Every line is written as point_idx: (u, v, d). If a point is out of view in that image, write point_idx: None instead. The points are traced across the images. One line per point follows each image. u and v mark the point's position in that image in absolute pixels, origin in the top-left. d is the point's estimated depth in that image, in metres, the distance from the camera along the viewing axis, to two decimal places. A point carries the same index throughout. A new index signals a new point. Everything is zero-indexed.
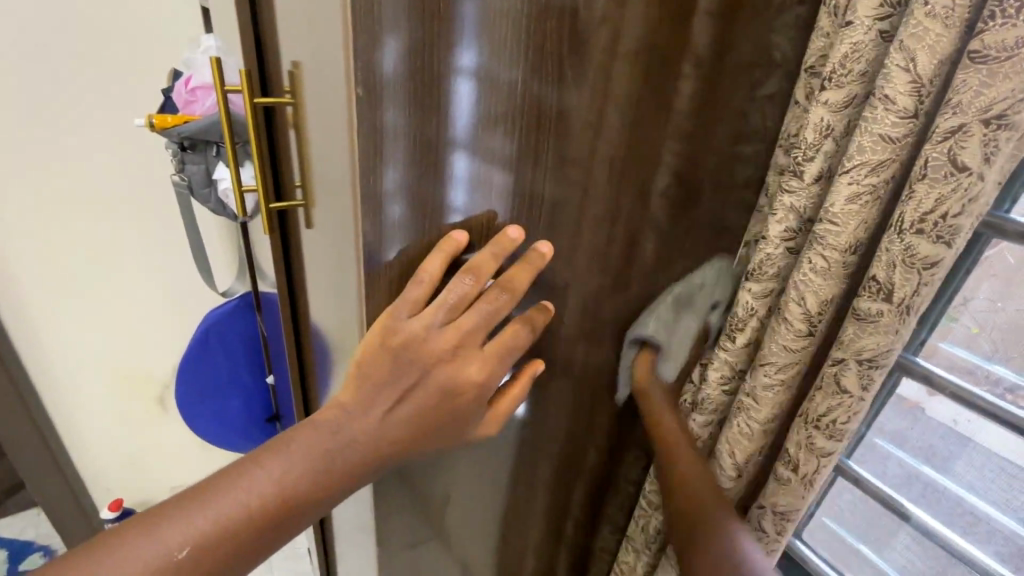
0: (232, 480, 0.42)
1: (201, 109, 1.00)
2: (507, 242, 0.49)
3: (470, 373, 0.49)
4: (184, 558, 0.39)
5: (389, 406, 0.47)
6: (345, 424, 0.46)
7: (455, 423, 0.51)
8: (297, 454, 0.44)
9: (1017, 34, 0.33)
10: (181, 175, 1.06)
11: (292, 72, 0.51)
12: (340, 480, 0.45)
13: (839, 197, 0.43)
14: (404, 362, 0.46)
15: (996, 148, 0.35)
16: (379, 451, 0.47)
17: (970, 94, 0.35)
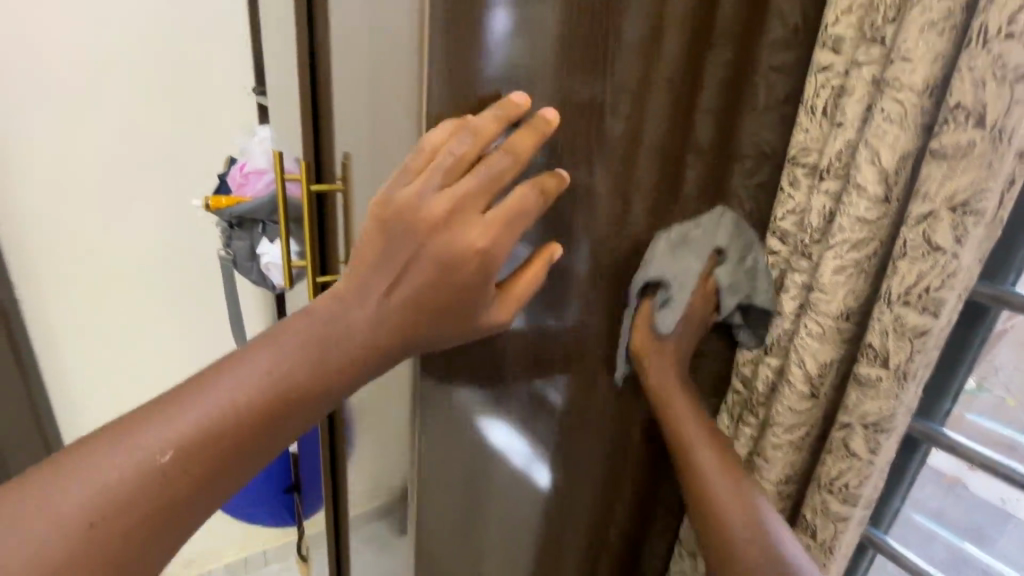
0: (216, 378, 0.39)
1: (252, 191, 1.13)
2: (512, 102, 0.42)
3: (469, 242, 0.42)
4: (166, 463, 0.36)
5: (383, 290, 0.42)
6: (337, 313, 0.42)
7: (459, 306, 0.44)
8: (282, 349, 0.40)
9: (970, 136, 0.38)
10: (228, 251, 1.17)
11: (342, 163, 0.58)
12: (335, 373, 0.41)
13: (827, 269, 0.47)
14: (393, 239, 0.42)
15: (966, 231, 0.40)
16: (379, 339, 0.43)
17: (936, 185, 0.40)
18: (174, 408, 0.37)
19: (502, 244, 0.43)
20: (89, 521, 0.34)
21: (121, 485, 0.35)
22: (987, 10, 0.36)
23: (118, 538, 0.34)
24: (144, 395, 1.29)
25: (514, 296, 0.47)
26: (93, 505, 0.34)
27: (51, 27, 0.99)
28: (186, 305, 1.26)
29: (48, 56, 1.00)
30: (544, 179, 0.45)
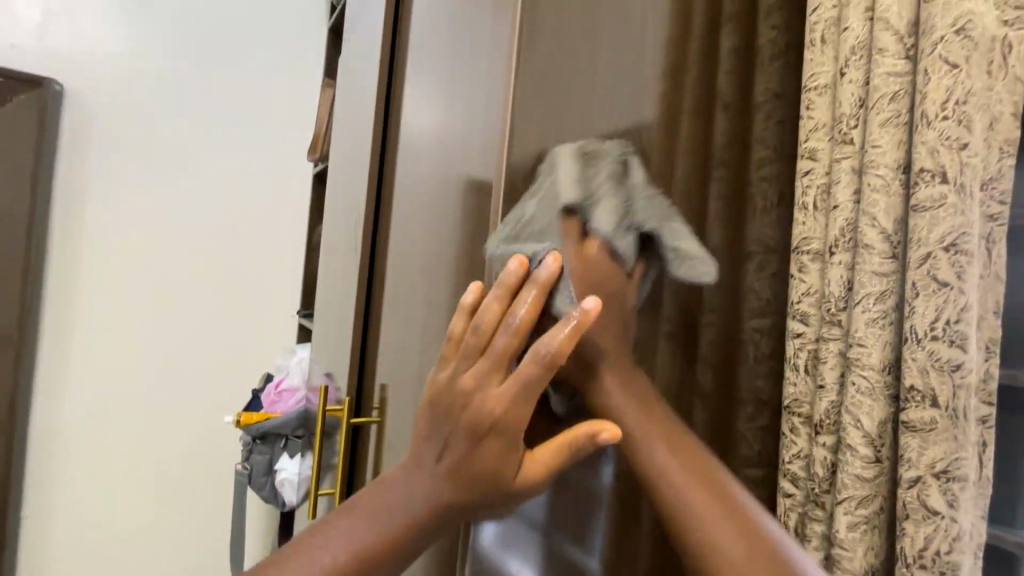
0: (307, 544, 0.43)
1: (283, 407, 1.23)
2: (504, 282, 0.45)
3: (490, 411, 0.43)
4: None
5: (435, 462, 0.45)
6: (406, 484, 0.45)
7: (496, 475, 0.44)
8: (362, 522, 0.44)
9: (931, 413, 0.46)
10: (247, 464, 1.21)
11: (381, 391, 0.79)
12: (401, 543, 0.44)
13: (841, 525, 0.51)
14: (442, 416, 0.45)
15: (955, 495, 0.45)
16: (442, 506, 0.44)
17: (916, 452, 0.46)
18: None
19: (517, 414, 0.43)
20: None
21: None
22: (912, 317, 0.47)
23: None
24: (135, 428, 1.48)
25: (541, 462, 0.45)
26: None
27: (114, 66, 1.43)
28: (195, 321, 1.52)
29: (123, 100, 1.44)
30: (550, 337, 0.43)
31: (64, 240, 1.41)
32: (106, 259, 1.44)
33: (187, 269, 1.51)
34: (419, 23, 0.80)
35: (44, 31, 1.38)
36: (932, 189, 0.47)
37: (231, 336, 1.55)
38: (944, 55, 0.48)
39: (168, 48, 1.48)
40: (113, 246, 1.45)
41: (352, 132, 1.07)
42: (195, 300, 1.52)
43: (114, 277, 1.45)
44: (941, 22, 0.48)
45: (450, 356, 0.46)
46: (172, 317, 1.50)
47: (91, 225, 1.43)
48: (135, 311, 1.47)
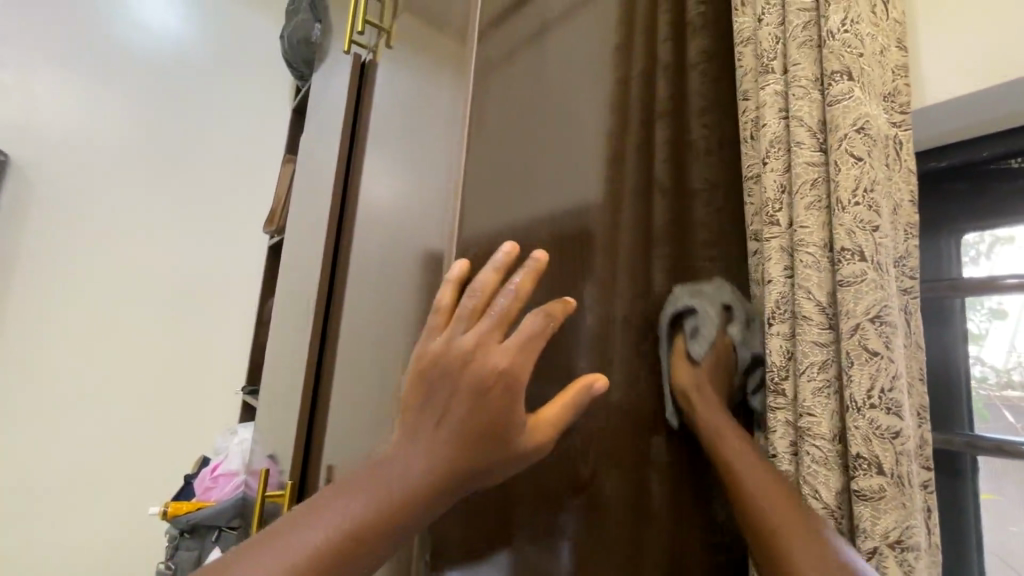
0: (295, 522, 0.38)
1: (217, 494, 1.13)
2: (500, 253, 0.44)
3: (496, 366, 0.42)
4: None
5: (433, 425, 0.42)
6: (401, 452, 0.42)
7: (501, 432, 0.43)
8: (359, 491, 0.40)
9: (879, 480, 0.47)
10: (171, 563, 1.10)
11: (327, 473, 0.74)
12: (408, 508, 0.40)
13: None
14: (438, 379, 0.42)
15: (911, 565, 0.46)
16: (449, 466, 0.42)
17: (869, 522, 0.47)
18: (248, 556, 0.36)
19: (527, 372, 0.43)
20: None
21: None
22: (850, 386, 0.49)
23: None
24: (51, 507, 1.31)
25: (547, 422, 0.47)
26: None
27: (73, 132, 1.42)
28: (136, 384, 1.42)
29: (81, 159, 1.42)
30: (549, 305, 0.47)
31: None
32: (34, 329, 1.34)
33: (132, 330, 1.43)
34: (379, 109, 0.84)
35: None
36: (854, 266, 0.51)
37: (176, 400, 1.46)
38: (848, 149, 0.54)
39: (135, 114, 1.49)
40: (47, 310, 1.35)
41: (308, 206, 1.08)
42: (129, 374, 1.42)
43: (36, 351, 1.33)
44: (843, 121, 0.55)
45: (445, 324, 0.44)
46: (111, 379, 1.40)
47: (28, 284, 1.34)
48: (56, 386, 1.34)
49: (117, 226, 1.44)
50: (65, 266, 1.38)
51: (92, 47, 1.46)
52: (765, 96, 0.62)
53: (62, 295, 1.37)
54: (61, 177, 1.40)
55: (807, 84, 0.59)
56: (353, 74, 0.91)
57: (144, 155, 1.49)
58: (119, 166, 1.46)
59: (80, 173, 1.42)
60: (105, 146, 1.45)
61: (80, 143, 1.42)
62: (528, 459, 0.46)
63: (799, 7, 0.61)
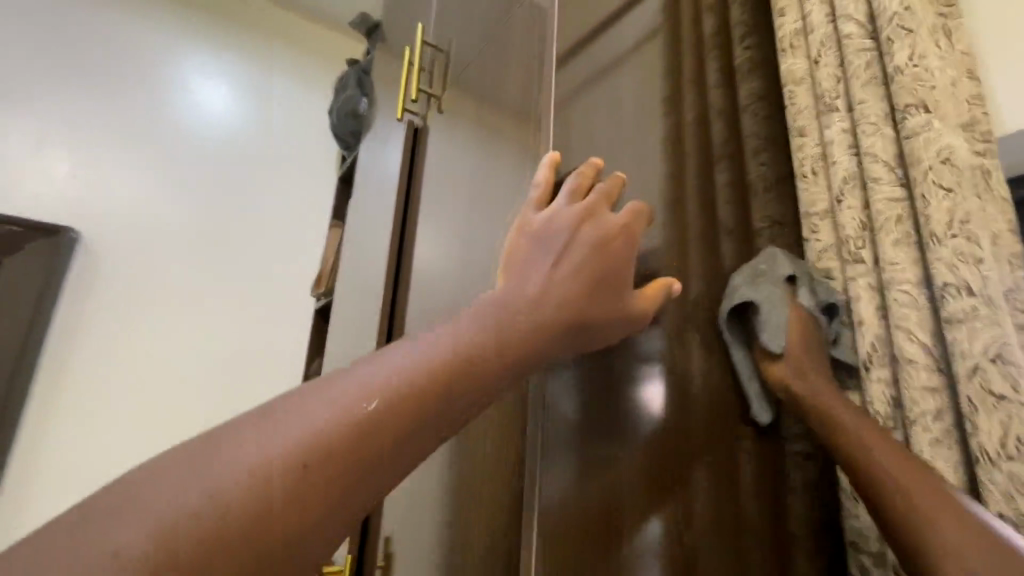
0: (413, 339, 0.41)
1: None
2: (596, 159, 0.54)
3: (611, 225, 0.50)
4: (376, 409, 0.36)
5: (546, 270, 0.46)
6: (513, 294, 0.45)
7: (607, 279, 0.49)
8: (474, 318, 0.43)
9: None
10: None
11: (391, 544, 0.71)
12: (526, 334, 0.43)
13: None
14: (551, 234, 0.48)
15: None
16: (563, 307, 0.46)
17: None
18: (360, 368, 0.38)
19: (636, 233, 0.50)
20: (301, 463, 0.33)
21: (329, 430, 0.34)
22: (976, 438, 0.45)
23: (333, 478, 0.33)
24: None
25: (649, 296, 0.53)
26: (312, 443, 0.33)
27: (137, 208, 1.49)
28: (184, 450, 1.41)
29: (144, 232, 1.49)
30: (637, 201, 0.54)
31: (52, 377, 1.32)
32: (90, 398, 1.34)
33: (185, 397, 1.44)
34: (433, 181, 0.89)
35: (67, 185, 1.43)
36: (962, 302, 0.48)
37: None
38: (935, 180, 0.52)
39: (195, 190, 1.57)
40: (103, 380, 1.37)
41: (359, 273, 1.10)
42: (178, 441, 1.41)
43: (92, 421, 1.34)
44: (925, 154, 0.53)
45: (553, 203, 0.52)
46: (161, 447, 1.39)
47: (86, 354, 1.36)
48: (110, 456, 1.33)
49: (173, 295, 1.48)
50: (123, 335, 1.40)
51: (160, 135, 1.56)
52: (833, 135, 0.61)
53: (118, 364, 1.39)
54: (125, 250, 1.45)
55: (876, 120, 0.58)
56: (406, 146, 0.95)
57: (201, 227, 1.56)
58: (179, 237, 1.52)
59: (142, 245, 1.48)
60: (166, 220, 1.52)
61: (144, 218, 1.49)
62: (632, 321, 0.51)
63: (857, 48, 0.62)
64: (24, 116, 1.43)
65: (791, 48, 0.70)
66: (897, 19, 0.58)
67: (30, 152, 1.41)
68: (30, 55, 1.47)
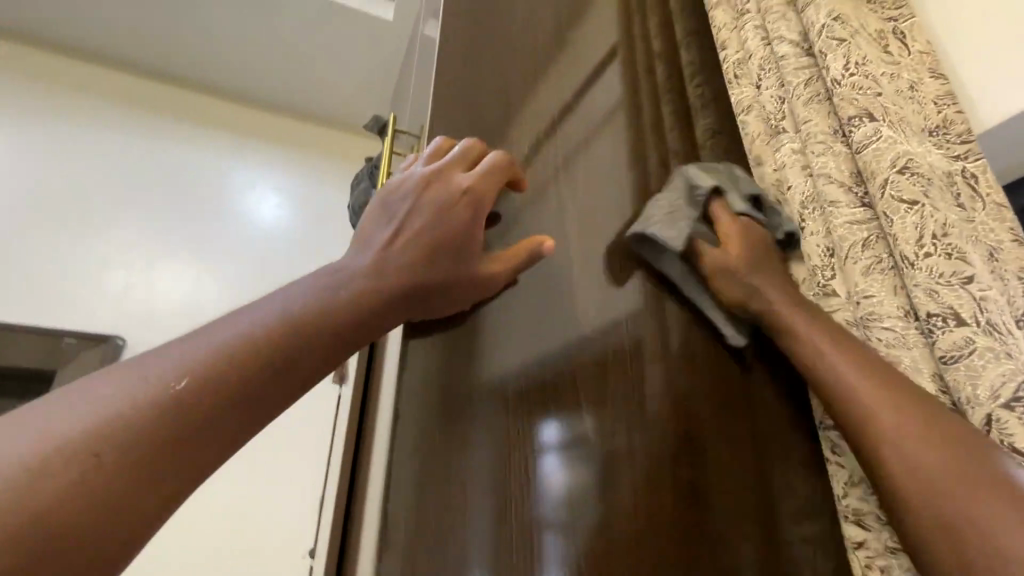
0: (226, 318, 0.38)
1: None
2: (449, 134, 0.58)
3: (461, 182, 0.52)
4: (189, 384, 0.32)
5: (393, 238, 0.48)
6: (365, 263, 0.46)
7: (454, 241, 0.50)
8: (307, 294, 0.41)
9: None
10: None
11: None
12: (380, 299, 0.44)
13: None
14: (402, 201, 0.50)
15: None
16: (418, 272, 0.47)
17: None
18: (164, 351, 0.34)
19: (488, 187, 0.52)
20: (94, 452, 0.28)
21: (136, 413, 0.30)
22: None
23: (158, 459, 0.30)
24: None
25: (509, 258, 0.54)
26: (114, 430, 0.29)
27: (179, 309, 1.58)
28: None
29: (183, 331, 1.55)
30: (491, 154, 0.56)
31: None
32: None
33: None
34: None
35: (118, 297, 1.54)
36: (953, 335, 0.39)
37: None
38: (896, 195, 0.44)
39: (233, 288, 1.66)
40: None
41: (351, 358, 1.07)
42: None
43: None
44: (879, 166, 0.45)
45: (411, 167, 0.56)
46: None
47: None
48: None
49: None
50: None
51: (205, 242, 1.69)
52: (782, 159, 0.54)
53: None
54: None
55: (824, 138, 0.51)
56: None
57: None
58: None
59: None
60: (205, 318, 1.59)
61: (183, 319, 1.57)
62: (492, 278, 0.52)
63: (794, 67, 0.56)
64: (87, 239, 1.58)
65: (738, 77, 0.64)
66: (826, 31, 0.53)
67: (89, 269, 1.54)
68: (91, 186, 1.65)
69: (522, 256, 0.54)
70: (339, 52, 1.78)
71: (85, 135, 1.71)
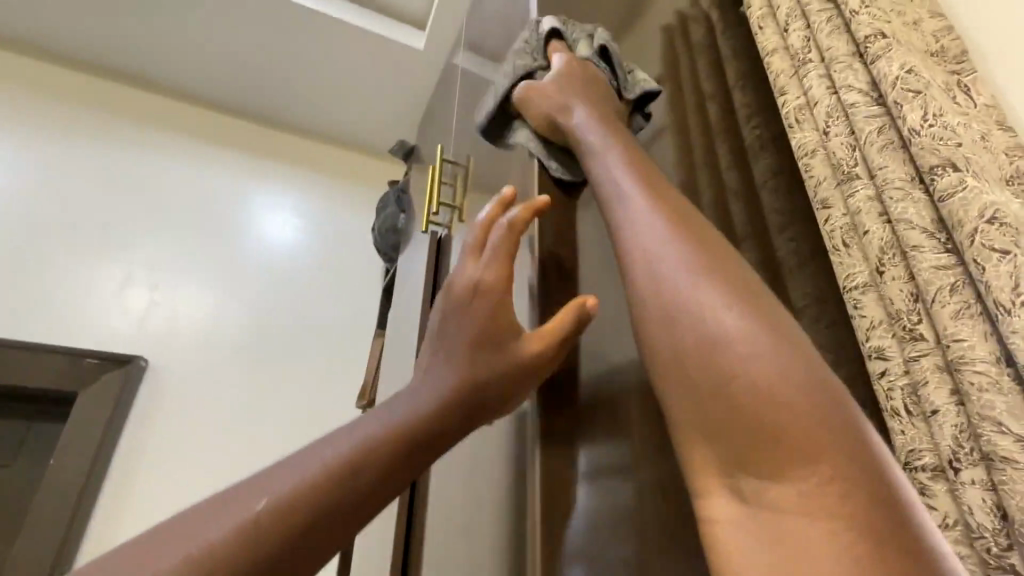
0: (305, 450, 0.45)
1: None
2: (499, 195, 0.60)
3: (489, 278, 0.55)
4: (260, 510, 0.39)
5: (442, 361, 0.52)
6: (419, 386, 0.51)
7: (491, 342, 0.52)
8: (367, 422, 0.47)
9: None
10: None
11: None
12: (426, 416, 0.47)
13: None
14: (449, 321, 0.55)
15: None
16: (460, 384, 0.50)
17: None
18: (253, 486, 0.42)
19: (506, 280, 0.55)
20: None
21: (220, 541, 0.38)
22: None
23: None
24: None
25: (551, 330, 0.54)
26: (203, 555, 0.37)
27: (201, 328, 1.58)
28: None
29: (205, 350, 1.56)
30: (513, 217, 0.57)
31: (111, 501, 1.32)
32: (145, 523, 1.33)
33: None
34: None
35: (142, 317, 1.53)
36: None
37: None
38: (987, 243, 0.46)
39: (256, 307, 1.67)
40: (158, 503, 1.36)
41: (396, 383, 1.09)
42: None
43: None
44: (966, 215, 0.48)
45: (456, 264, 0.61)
46: None
47: (143, 475, 1.37)
48: None
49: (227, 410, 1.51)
50: (175, 453, 1.42)
51: (230, 261, 1.71)
52: (856, 203, 0.58)
53: (176, 486, 1.39)
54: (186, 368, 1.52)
55: (903, 184, 0.54)
56: (432, 254, 1.00)
57: (255, 340, 1.62)
58: (239, 354, 1.59)
59: (200, 362, 1.54)
60: (225, 337, 1.59)
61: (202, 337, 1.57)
62: (533, 368, 0.52)
63: (865, 115, 0.60)
64: (117, 254, 1.59)
65: (799, 123, 0.68)
66: (900, 83, 0.56)
67: (116, 285, 1.55)
68: (119, 205, 1.66)
69: (567, 323, 0.53)
70: (370, 79, 1.82)
71: (118, 155, 1.73)
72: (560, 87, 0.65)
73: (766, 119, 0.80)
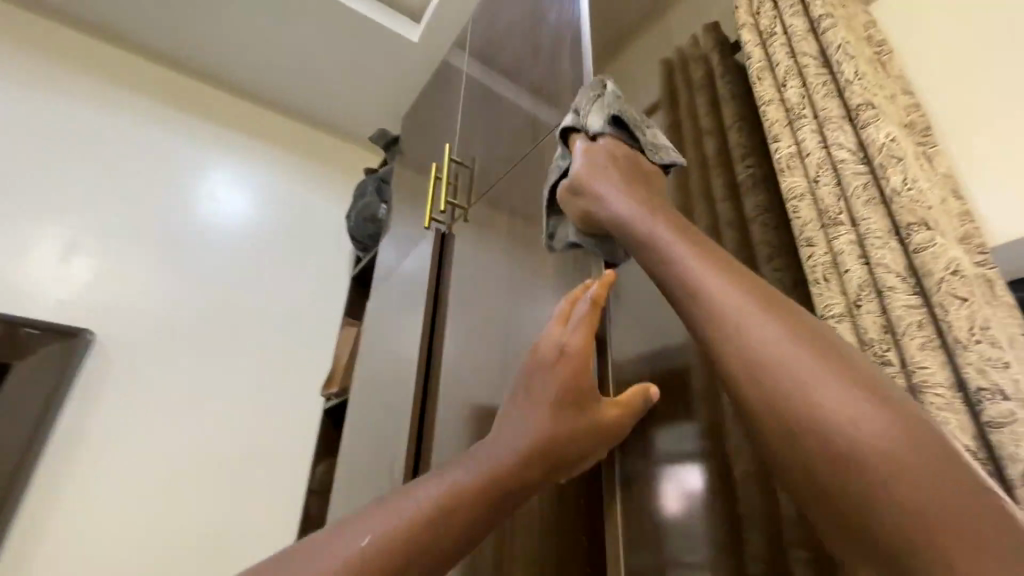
0: (392, 498, 0.44)
1: None
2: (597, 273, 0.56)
3: (575, 343, 0.53)
4: (357, 555, 0.39)
5: (522, 417, 0.50)
6: (500, 438, 0.49)
7: (572, 405, 0.51)
8: (450, 474, 0.45)
9: None
10: None
11: None
12: (508, 473, 0.46)
13: None
14: (532, 374, 0.52)
15: None
16: (541, 445, 0.48)
17: None
18: (343, 535, 0.41)
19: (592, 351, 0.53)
20: None
21: None
22: None
23: None
24: None
25: (625, 402, 0.55)
26: None
27: (156, 303, 1.49)
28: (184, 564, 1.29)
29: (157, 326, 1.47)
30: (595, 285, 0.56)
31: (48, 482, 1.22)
32: (87, 506, 1.24)
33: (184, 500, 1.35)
34: (460, 281, 0.96)
35: (90, 287, 1.42)
36: (1001, 406, 0.51)
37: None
38: (951, 292, 0.57)
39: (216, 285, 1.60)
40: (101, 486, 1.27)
41: (381, 372, 1.11)
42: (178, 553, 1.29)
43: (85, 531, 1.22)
44: (936, 267, 0.59)
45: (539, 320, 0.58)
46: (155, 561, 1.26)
47: (84, 456, 1.28)
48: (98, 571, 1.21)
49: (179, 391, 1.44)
50: (122, 433, 1.33)
51: (188, 234, 1.62)
52: (840, 245, 0.67)
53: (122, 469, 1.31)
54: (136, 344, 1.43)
55: (882, 234, 0.65)
56: (433, 252, 1.03)
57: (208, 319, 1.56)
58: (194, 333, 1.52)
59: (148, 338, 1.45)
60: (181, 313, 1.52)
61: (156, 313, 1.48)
62: (605, 434, 0.52)
63: (853, 172, 0.70)
64: (64, 215, 1.46)
65: (788, 168, 0.77)
66: (886, 149, 0.68)
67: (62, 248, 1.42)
68: (67, 162, 1.52)
69: (636, 403, 0.55)
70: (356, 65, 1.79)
71: (67, 107, 1.58)
72: (593, 166, 0.60)
73: (757, 159, 0.91)
